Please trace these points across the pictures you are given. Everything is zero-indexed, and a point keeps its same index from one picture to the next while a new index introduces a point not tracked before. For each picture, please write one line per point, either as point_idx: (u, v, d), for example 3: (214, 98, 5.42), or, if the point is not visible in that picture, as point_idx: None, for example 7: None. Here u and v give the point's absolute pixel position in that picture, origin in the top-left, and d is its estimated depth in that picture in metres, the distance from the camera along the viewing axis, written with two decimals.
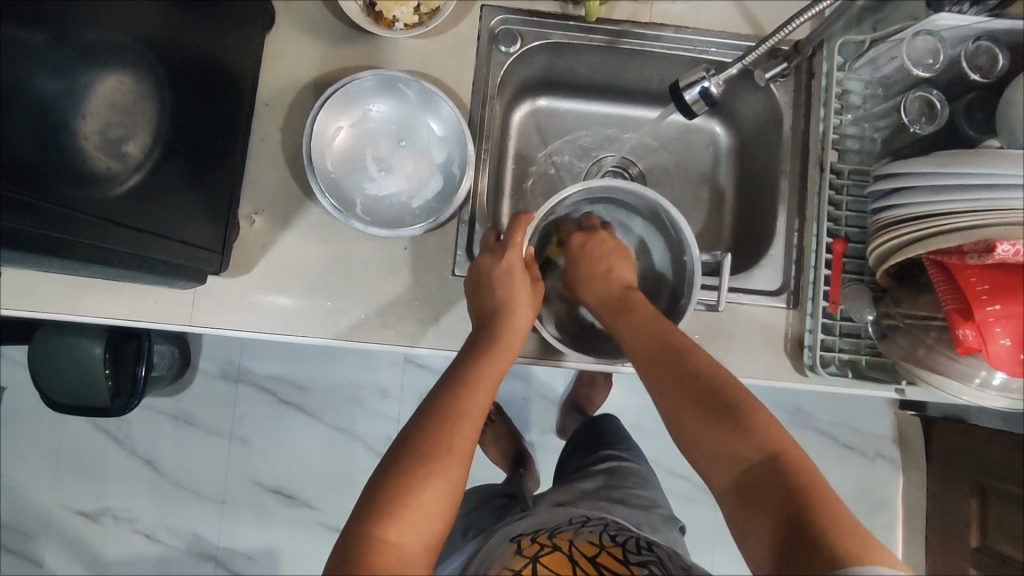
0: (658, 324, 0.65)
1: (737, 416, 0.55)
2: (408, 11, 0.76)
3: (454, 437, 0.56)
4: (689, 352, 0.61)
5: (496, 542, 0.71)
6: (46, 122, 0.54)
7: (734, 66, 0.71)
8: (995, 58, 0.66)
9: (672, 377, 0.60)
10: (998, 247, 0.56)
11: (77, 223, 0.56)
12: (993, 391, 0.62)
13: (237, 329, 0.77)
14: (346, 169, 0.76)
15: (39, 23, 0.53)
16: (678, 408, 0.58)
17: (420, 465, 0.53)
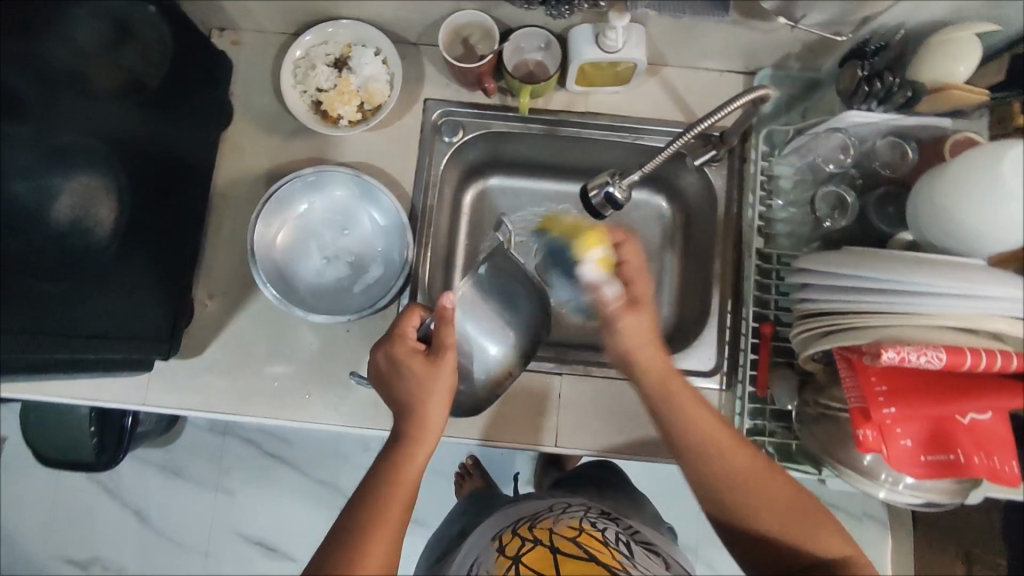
0: (689, 401, 0.64)
1: (802, 516, 0.59)
2: (351, 109, 0.81)
3: (388, 517, 0.58)
4: (722, 438, 0.62)
5: (479, 544, 0.71)
6: (5, 223, 0.62)
7: (665, 151, 0.68)
8: (904, 153, 0.69)
9: (722, 474, 0.61)
10: (884, 353, 0.55)
11: (23, 306, 0.61)
12: (909, 489, 0.63)
13: (189, 409, 0.81)
14: (293, 260, 0.81)
15: (16, 124, 0.62)
16: (738, 500, 0.61)
17: (367, 535, 0.56)
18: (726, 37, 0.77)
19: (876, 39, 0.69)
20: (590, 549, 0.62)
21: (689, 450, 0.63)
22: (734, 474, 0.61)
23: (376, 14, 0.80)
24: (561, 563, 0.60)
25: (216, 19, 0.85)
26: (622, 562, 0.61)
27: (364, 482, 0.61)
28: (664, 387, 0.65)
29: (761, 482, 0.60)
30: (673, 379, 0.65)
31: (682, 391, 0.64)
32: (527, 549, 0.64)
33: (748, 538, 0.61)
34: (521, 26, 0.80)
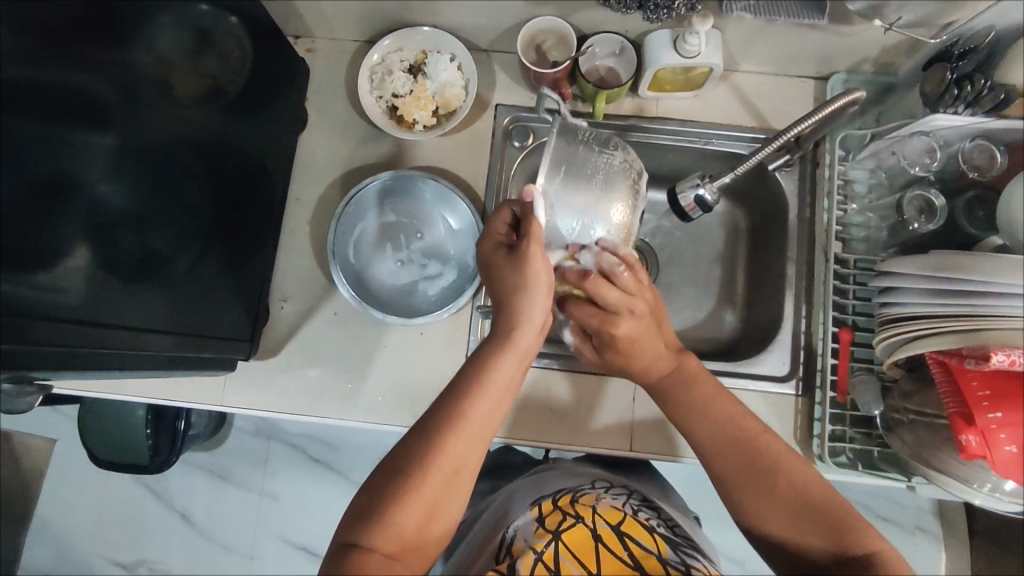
0: (704, 394, 0.65)
1: (825, 508, 0.56)
2: (426, 114, 0.83)
3: (472, 423, 0.55)
4: (737, 420, 0.62)
5: (519, 508, 0.69)
6: (103, 225, 0.60)
7: (752, 159, 0.73)
8: (993, 156, 0.68)
9: (747, 451, 0.60)
10: (993, 356, 0.57)
11: (118, 310, 0.61)
12: (1007, 496, 0.61)
13: (263, 409, 0.84)
14: (369, 263, 0.85)
15: (106, 129, 0.60)
16: (739, 487, 0.60)
17: (428, 458, 0.53)
18: (804, 42, 0.77)
19: (963, 42, 0.69)
20: (634, 548, 0.59)
21: (705, 449, 0.63)
22: (757, 455, 0.60)
23: (452, 20, 0.82)
24: (602, 557, 0.58)
25: (293, 26, 0.87)
26: (669, 569, 0.57)
27: (450, 383, 0.58)
28: (663, 389, 0.67)
29: (780, 468, 0.59)
30: (693, 368, 0.67)
31: (704, 381, 0.66)
32: (568, 525, 0.62)
33: (758, 526, 0.59)
34: (596, 32, 0.81)
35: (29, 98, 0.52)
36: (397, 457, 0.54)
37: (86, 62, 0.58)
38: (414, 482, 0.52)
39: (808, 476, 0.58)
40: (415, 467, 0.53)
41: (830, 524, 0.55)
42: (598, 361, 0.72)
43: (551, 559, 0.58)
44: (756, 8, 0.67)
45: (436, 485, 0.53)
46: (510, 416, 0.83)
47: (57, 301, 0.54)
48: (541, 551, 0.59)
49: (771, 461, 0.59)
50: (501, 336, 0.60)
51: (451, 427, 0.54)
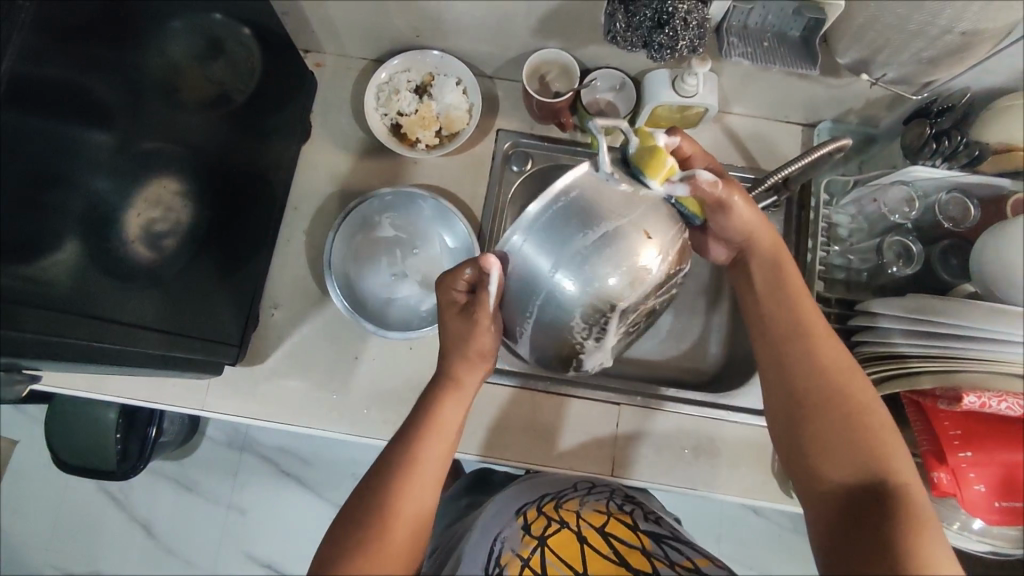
0: (796, 281, 0.61)
1: (873, 426, 0.53)
2: (429, 134, 0.85)
3: (427, 473, 0.56)
4: (815, 330, 0.58)
5: (503, 517, 0.70)
6: (97, 220, 0.59)
7: (744, 196, 0.74)
8: (967, 209, 0.72)
9: (816, 363, 0.56)
10: (965, 398, 0.60)
11: (109, 305, 0.60)
12: (975, 535, 0.64)
13: (244, 417, 0.83)
14: (364, 275, 0.86)
15: (107, 126, 0.59)
16: (803, 379, 0.56)
17: (385, 509, 0.54)
18: (794, 91, 0.81)
19: (940, 101, 0.73)
20: (618, 546, 0.61)
21: (792, 351, 0.57)
22: (826, 363, 0.56)
23: (462, 46, 0.85)
24: (587, 557, 0.60)
25: (303, 40, 0.90)
26: (654, 561, 0.59)
27: (396, 435, 0.59)
28: (759, 253, 0.62)
29: (852, 381, 0.55)
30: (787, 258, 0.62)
31: (788, 265, 0.62)
32: (553, 530, 0.63)
33: (797, 443, 0.55)
34: (598, 67, 0.84)
35: (46, 95, 0.51)
36: (353, 515, 0.54)
37: (97, 61, 0.56)
38: (378, 532, 0.53)
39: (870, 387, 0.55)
40: (372, 519, 0.53)
41: (875, 450, 0.52)
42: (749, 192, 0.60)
43: (539, 565, 0.59)
44: (753, 55, 0.69)
45: (403, 534, 0.53)
46: (492, 435, 0.83)
47: (44, 292, 0.53)
48: (527, 557, 0.60)
49: (834, 369, 0.55)
50: (439, 391, 0.61)
51: (404, 475, 0.55)
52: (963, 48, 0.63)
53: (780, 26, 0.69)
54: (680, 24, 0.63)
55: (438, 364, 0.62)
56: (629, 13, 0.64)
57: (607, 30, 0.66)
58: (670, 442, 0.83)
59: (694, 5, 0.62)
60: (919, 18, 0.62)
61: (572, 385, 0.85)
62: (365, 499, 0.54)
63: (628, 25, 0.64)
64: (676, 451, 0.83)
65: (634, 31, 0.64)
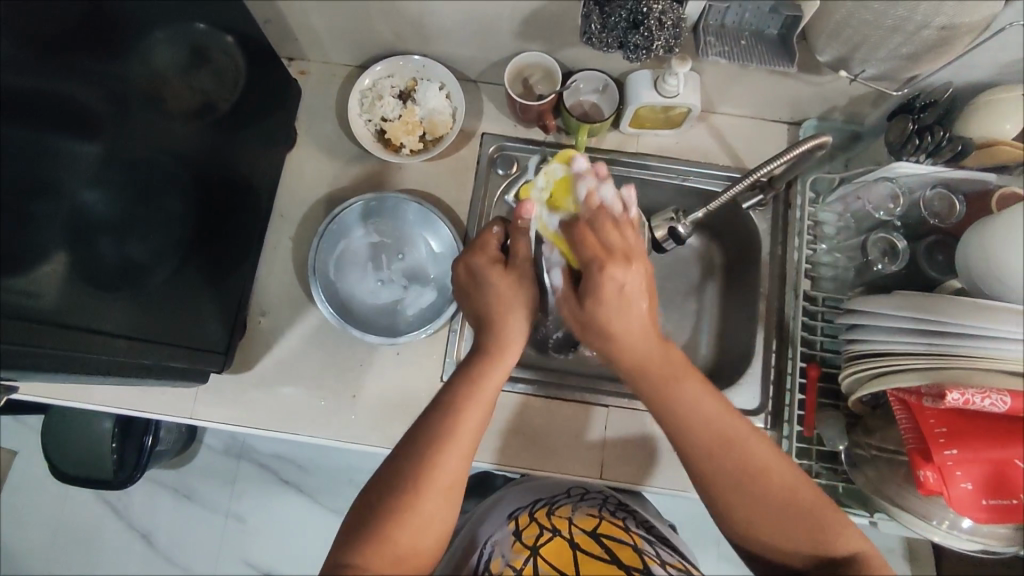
0: (692, 388, 0.58)
1: (805, 510, 0.56)
2: (413, 139, 0.85)
3: (467, 436, 0.56)
4: (735, 433, 0.57)
5: (496, 520, 0.72)
6: (84, 231, 0.59)
7: (726, 195, 0.74)
8: (952, 204, 0.71)
9: (735, 473, 0.56)
10: (948, 395, 0.58)
11: (90, 315, 0.60)
12: (964, 534, 0.63)
13: (234, 424, 0.83)
14: (351, 281, 0.87)
15: (92, 137, 0.59)
16: (726, 490, 0.57)
17: (422, 471, 0.54)
18: (777, 90, 0.81)
19: (924, 96, 0.73)
20: (610, 545, 0.62)
21: (704, 467, 0.57)
22: (746, 468, 0.56)
23: (444, 51, 0.85)
24: (578, 560, 0.59)
25: (288, 49, 0.90)
26: (645, 559, 0.60)
27: (437, 397, 0.60)
28: (647, 369, 0.59)
29: (771, 477, 0.56)
30: (674, 362, 0.59)
31: (683, 369, 0.59)
32: (545, 538, 0.63)
33: (746, 537, 0.58)
34: (581, 69, 0.84)
35: (26, 104, 0.51)
36: (389, 476, 0.55)
37: (77, 70, 0.56)
38: (409, 496, 0.53)
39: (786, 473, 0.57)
40: (407, 483, 0.53)
41: (811, 528, 0.55)
42: (615, 242, 0.60)
43: (530, 573, 0.58)
44: (730, 54, 0.68)
45: (434, 499, 0.54)
46: (482, 440, 0.83)
47: (30, 301, 0.53)
48: (520, 567, 0.59)
49: (752, 472, 0.56)
50: (487, 351, 0.62)
51: (444, 436, 0.55)
52: (942, 43, 0.62)
53: (759, 24, 0.69)
54: (655, 24, 0.63)
55: (484, 332, 0.64)
56: (604, 13, 0.64)
57: (583, 32, 0.66)
58: (659, 444, 0.83)
59: (668, 5, 0.62)
60: (897, 13, 0.61)
61: (559, 388, 0.85)
62: (402, 458, 0.55)
63: (603, 25, 0.64)
64: (666, 452, 0.83)
65: (610, 32, 0.64)
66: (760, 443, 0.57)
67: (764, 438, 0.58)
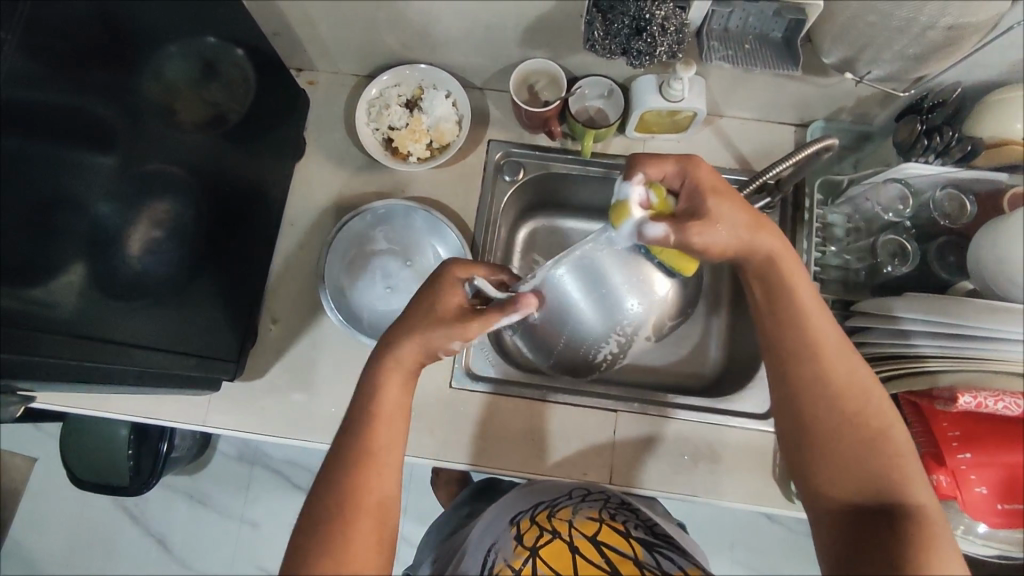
0: (807, 295, 0.57)
1: (883, 452, 0.53)
2: (420, 147, 0.86)
3: (383, 453, 0.57)
4: (858, 376, 0.55)
5: (497, 527, 0.70)
6: (99, 241, 0.60)
7: None
8: (962, 205, 0.71)
9: (817, 379, 0.55)
10: (961, 397, 0.59)
11: (108, 325, 0.61)
12: (980, 539, 0.62)
13: (244, 430, 0.84)
14: (362, 288, 0.87)
15: (110, 149, 0.60)
16: (800, 374, 0.56)
17: (342, 496, 0.54)
18: (783, 92, 0.81)
19: (932, 96, 0.72)
20: (610, 556, 0.60)
21: (792, 360, 0.56)
22: (833, 373, 0.55)
23: (450, 59, 0.86)
24: (579, 565, 0.60)
25: (296, 60, 0.91)
26: (644, 572, 0.58)
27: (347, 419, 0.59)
28: (762, 303, 0.59)
29: (863, 403, 0.54)
30: (789, 276, 0.58)
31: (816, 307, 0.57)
32: (545, 541, 0.63)
33: (812, 462, 0.55)
34: (586, 74, 0.85)
35: (42, 120, 0.52)
36: (314, 505, 0.55)
37: (91, 85, 0.57)
38: (337, 524, 0.53)
39: (881, 410, 0.54)
40: (332, 513, 0.53)
41: (881, 474, 0.52)
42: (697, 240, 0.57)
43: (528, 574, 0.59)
44: (735, 58, 0.68)
45: (364, 521, 0.54)
46: (489, 446, 0.83)
47: (45, 313, 0.54)
48: (519, 567, 0.60)
49: (837, 379, 0.55)
50: (383, 363, 0.60)
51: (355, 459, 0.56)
52: (949, 43, 0.62)
53: (763, 27, 0.69)
54: (658, 29, 0.63)
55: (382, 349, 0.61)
56: (607, 20, 0.64)
57: (586, 39, 0.66)
58: (669, 450, 0.83)
59: (671, 11, 0.63)
60: (903, 14, 0.61)
61: (567, 394, 0.85)
62: (324, 486, 0.55)
63: (606, 32, 0.65)
64: (676, 457, 0.82)
65: (613, 39, 0.65)
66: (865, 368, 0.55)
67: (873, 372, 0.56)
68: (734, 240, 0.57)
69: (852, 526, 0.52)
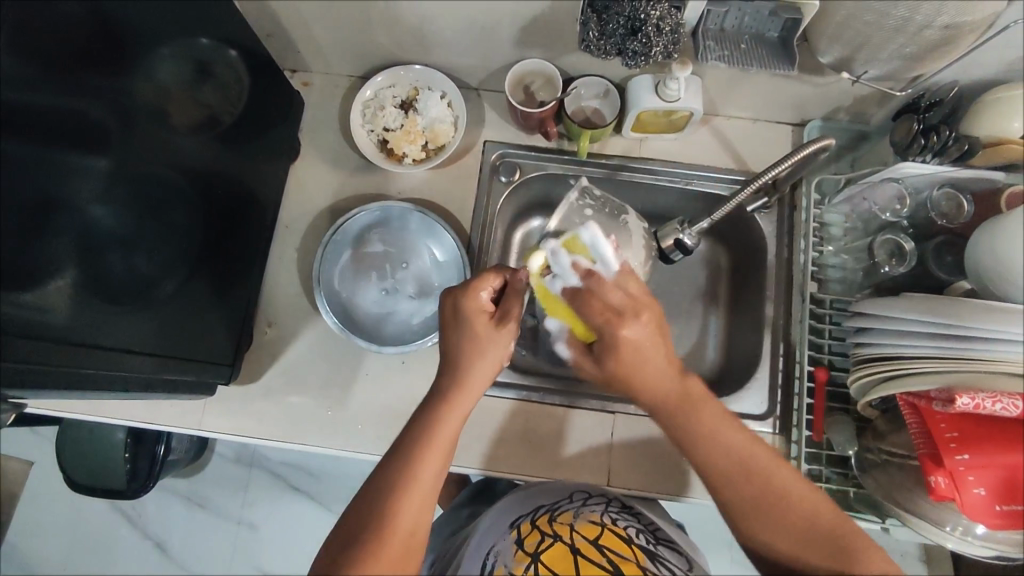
0: (699, 418, 0.58)
1: (822, 528, 0.55)
2: (416, 148, 0.85)
3: (427, 481, 0.56)
4: (764, 472, 0.57)
5: (497, 530, 0.70)
6: (93, 246, 0.60)
7: (731, 202, 0.74)
8: (960, 204, 0.70)
9: (738, 481, 0.57)
10: (958, 399, 0.57)
11: (102, 330, 0.61)
12: (978, 539, 0.61)
13: (241, 434, 0.84)
14: (358, 290, 0.87)
15: (103, 152, 0.59)
16: (725, 492, 0.57)
17: (382, 518, 0.53)
18: (780, 91, 0.80)
19: (930, 95, 0.72)
20: (612, 558, 0.60)
21: (710, 471, 0.58)
22: (748, 476, 0.57)
23: (444, 60, 0.85)
24: (580, 566, 0.59)
25: (290, 61, 0.91)
26: None
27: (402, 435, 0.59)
28: (669, 409, 0.59)
29: (779, 500, 0.56)
30: (679, 385, 0.59)
31: (699, 396, 0.59)
32: (546, 545, 0.63)
33: (768, 556, 0.57)
34: (582, 75, 0.84)
35: (34, 122, 0.52)
36: (354, 521, 0.54)
37: (85, 88, 0.56)
38: (373, 545, 0.52)
39: (795, 493, 0.56)
40: (369, 532, 0.53)
41: (830, 551, 0.54)
42: (598, 375, 0.63)
43: None
44: (731, 58, 0.68)
45: (396, 549, 0.53)
46: (487, 448, 0.83)
47: (38, 319, 0.53)
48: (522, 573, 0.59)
49: (745, 487, 0.57)
50: (448, 386, 0.60)
51: (403, 481, 0.55)
52: (946, 42, 0.62)
53: (759, 26, 0.69)
54: (653, 30, 0.63)
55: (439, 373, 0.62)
56: (602, 20, 0.64)
57: (581, 39, 0.66)
58: (667, 452, 0.82)
59: (666, 11, 0.62)
60: (899, 14, 0.61)
61: (565, 395, 0.85)
62: (364, 504, 0.55)
63: (602, 32, 0.65)
64: (675, 458, 0.82)
65: (608, 39, 0.65)
66: (768, 457, 0.57)
67: (775, 453, 0.58)
68: (642, 348, 0.58)
69: None
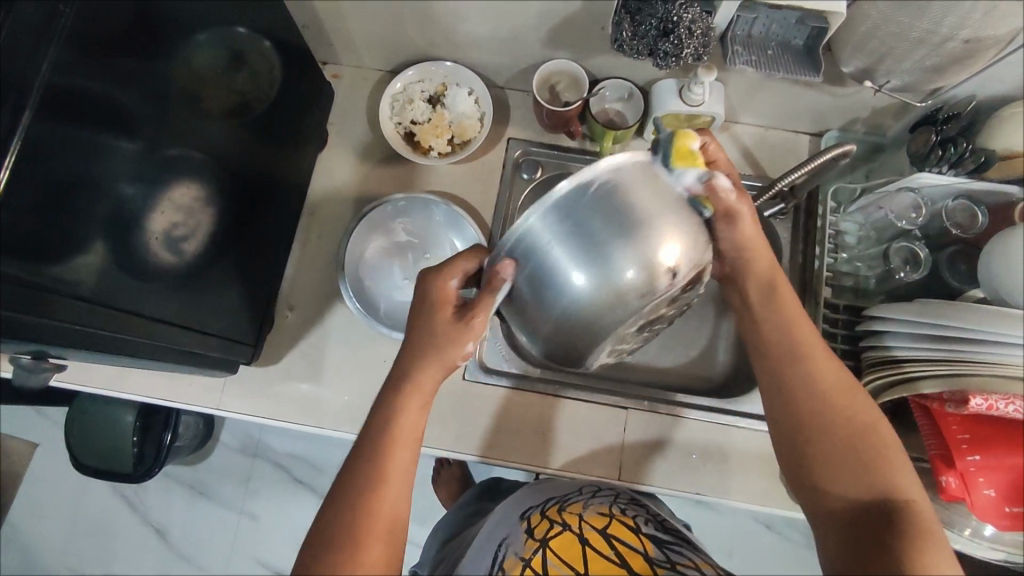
0: (786, 314, 0.61)
1: (871, 445, 0.54)
2: (442, 142, 0.87)
3: (395, 480, 0.54)
4: (840, 378, 0.57)
5: (507, 521, 0.70)
6: (127, 222, 0.61)
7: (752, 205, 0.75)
8: (974, 215, 0.72)
9: (805, 412, 0.57)
10: (972, 400, 0.59)
11: (138, 302, 0.63)
12: (987, 541, 0.63)
13: (257, 416, 0.85)
14: (377, 279, 0.88)
15: (134, 136, 0.60)
16: (794, 401, 0.57)
17: (355, 514, 0.52)
18: (800, 101, 0.83)
19: (947, 109, 0.74)
20: (620, 551, 0.61)
21: (785, 391, 0.58)
22: (815, 384, 0.57)
23: (474, 58, 0.87)
24: (588, 557, 0.60)
25: (322, 53, 0.93)
26: (655, 567, 0.59)
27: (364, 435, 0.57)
28: (753, 291, 0.64)
29: (846, 411, 0.55)
30: (776, 279, 0.63)
31: (789, 298, 0.62)
32: (555, 533, 0.64)
33: (813, 475, 0.55)
34: (608, 77, 0.86)
35: (72, 103, 0.53)
36: (325, 521, 0.53)
37: (121, 72, 0.58)
38: (349, 542, 0.51)
39: (864, 405, 0.55)
40: (343, 532, 0.51)
41: (872, 470, 0.52)
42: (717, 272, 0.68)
43: (540, 565, 0.60)
44: (757, 63, 0.70)
45: (374, 548, 0.51)
46: (501, 439, 0.84)
47: (75, 289, 0.55)
48: (529, 558, 0.61)
49: (818, 398, 0.56)
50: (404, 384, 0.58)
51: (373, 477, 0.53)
52: (967, 56, 0.64)
53: (785, 34, 0.71)
54: (685, 33, 0.65)
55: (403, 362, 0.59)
56: (635, 22, 0.67)
57: (614, 39, 0.68)
58: (678, 450, 0.83)
59: (698, 15, 0.64)
60: (922, 26, 0.63)
61: (578, 390, 0.86)
62: (334, 505, 0.53)
63: (634, 33, 0.67)
64: (685, 456, 0.83)
65: (640, 40, 0.67)
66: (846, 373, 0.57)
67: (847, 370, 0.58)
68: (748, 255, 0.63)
69: (850, 526, 0.51)
